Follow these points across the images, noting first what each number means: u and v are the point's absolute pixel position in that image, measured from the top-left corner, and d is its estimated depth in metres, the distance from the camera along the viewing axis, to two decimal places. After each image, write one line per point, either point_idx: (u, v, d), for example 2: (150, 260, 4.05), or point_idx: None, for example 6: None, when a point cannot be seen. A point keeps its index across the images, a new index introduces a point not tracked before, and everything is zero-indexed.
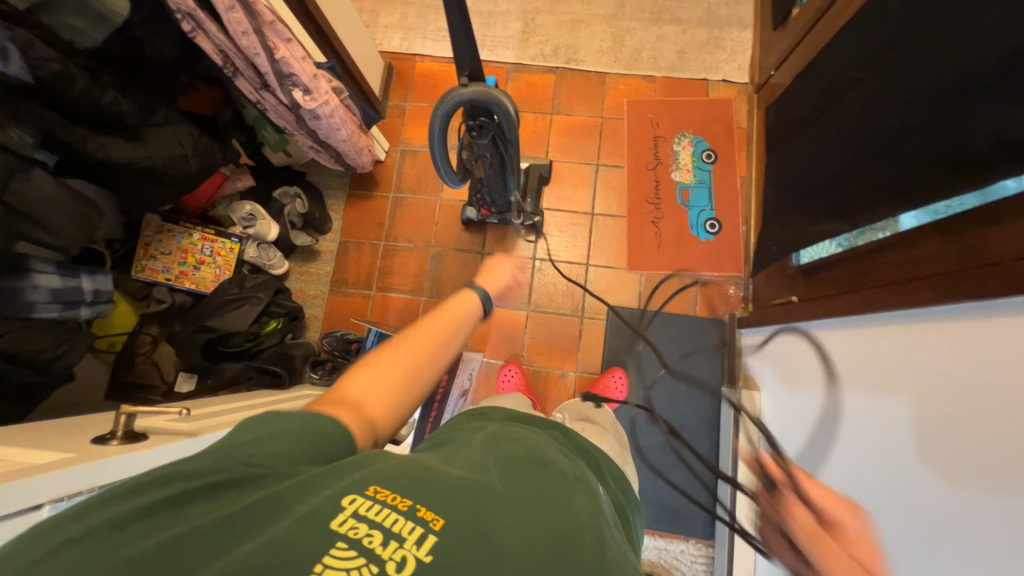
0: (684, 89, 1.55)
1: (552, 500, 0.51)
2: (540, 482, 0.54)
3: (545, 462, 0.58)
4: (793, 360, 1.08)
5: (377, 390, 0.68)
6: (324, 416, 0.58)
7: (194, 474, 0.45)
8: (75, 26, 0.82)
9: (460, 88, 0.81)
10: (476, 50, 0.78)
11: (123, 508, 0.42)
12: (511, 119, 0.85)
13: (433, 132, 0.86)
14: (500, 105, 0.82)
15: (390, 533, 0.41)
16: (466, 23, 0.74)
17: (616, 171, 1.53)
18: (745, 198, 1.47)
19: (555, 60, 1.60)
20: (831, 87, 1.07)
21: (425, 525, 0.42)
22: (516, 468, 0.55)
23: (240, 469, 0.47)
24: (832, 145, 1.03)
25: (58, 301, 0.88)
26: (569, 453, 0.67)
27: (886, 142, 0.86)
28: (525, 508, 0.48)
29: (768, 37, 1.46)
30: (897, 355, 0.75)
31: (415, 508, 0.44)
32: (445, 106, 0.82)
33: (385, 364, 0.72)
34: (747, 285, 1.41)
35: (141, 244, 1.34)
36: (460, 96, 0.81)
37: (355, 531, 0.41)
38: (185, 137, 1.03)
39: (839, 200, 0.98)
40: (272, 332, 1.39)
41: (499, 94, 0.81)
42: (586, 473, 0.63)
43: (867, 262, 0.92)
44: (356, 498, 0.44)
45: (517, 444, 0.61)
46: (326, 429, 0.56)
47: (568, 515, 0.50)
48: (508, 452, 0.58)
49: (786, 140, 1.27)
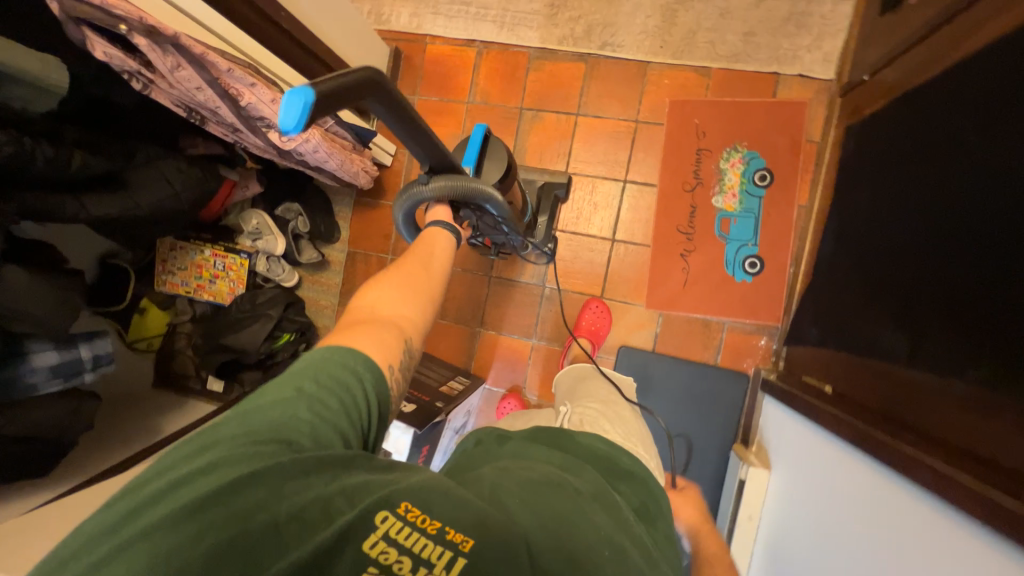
0: (747, 85, 1.25)
1: (576, 522, 0.50)
2: (559, 503, 0.51)
3: (562, 479, 0.56)
4: (806, 441, 0.98)
5: (395, 306, 0.65)
6: (353, 348, 0.55)
7: (237, 462, 0.43)
8: (21, 96, 0.73)
9: (421, 184, 0.70)
10: (432, 143, 0.64)
11: (166, 510, 0.40)
12: (488, 203, 0.74)
13: (397, 222, 0.76)
14: (473, 191, 0.71)
15: (418, 559, 0.41)
16: (411, 122, 0.60)
17: (646, 190, 1.32)
18: (800, 233, 1.23)
19: (586, 45, 1.32)
20: (937, 137, 0.80)
21: (455, 548, 0.42)
22: (534, 492, 0.52)
23: (279, 451, 0.45)
24: (915, 223, 0.80)
25: (59, 375, 0.86)
26: (580, 462, 0.63)
27: (987, 258, 0.64)
28: (545, 528, 0.47)
29: (871, 20, 1.10)
30: (916, 518, 0.65)
31: (444, 530, 0.43)
32: (406, 206, 0.72)
33: (392, 281, 0.69)
34: (782, 339, 1.23)
35: (159, 260, 1.40)
36: (423, 193, 0.70)
37: (385, 557, 0.40)
38: (170, 173, 1.01)
39: (907, 298, 0.77)
40: (286, 345, 1.44)
41: (468, 183, 0.70)
42: (604, 482, 0.61)
43: (908, 390, 0.75)
44: (388, 516, 0.42)
45: (530, 468, 0.57)
46: (358, 372, 0.53)
47: (591, 535, 0.49)
48: (523, 473, 0.55)
49: (861, 179, 1.01)
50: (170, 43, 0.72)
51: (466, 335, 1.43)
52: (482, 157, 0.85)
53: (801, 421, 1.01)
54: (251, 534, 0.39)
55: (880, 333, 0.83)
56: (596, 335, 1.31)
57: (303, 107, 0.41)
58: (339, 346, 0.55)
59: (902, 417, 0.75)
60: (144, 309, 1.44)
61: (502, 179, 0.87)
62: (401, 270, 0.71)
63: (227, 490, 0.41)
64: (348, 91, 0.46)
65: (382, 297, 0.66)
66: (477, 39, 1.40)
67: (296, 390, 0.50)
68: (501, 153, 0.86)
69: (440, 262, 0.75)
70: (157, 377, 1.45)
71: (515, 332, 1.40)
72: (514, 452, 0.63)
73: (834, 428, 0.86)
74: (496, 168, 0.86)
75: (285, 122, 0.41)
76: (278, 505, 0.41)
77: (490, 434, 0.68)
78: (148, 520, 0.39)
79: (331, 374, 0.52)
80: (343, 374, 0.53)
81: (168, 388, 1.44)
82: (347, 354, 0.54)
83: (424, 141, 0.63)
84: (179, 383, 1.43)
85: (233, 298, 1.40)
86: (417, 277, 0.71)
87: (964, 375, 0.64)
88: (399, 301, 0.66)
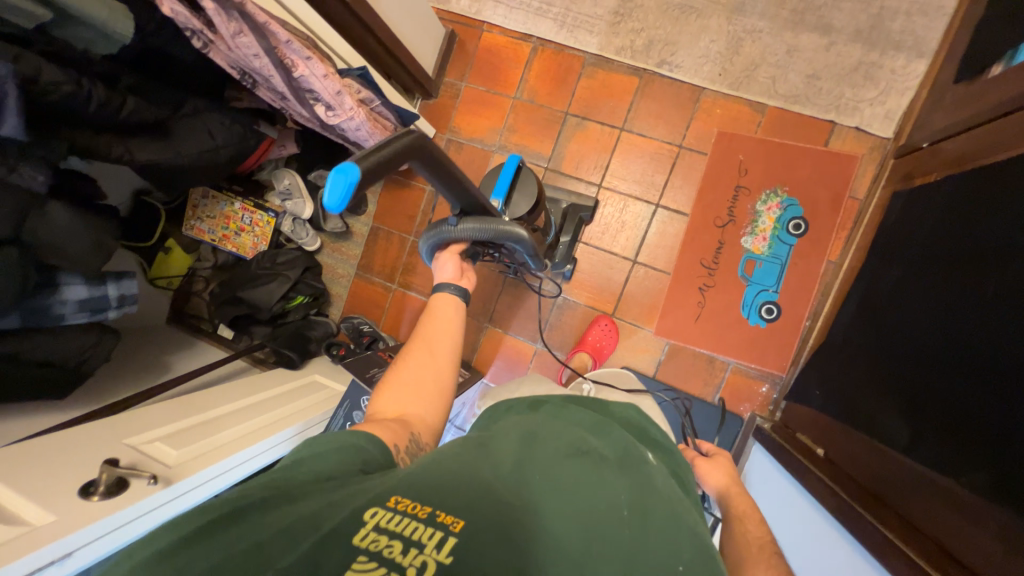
0: (800, 129, 1.22)
1: (593, 487, 0.55)
2: (578, 471, 0.57)
3: (589, 447, 0.62)
4: (784, 501, 1.00)
5: (400, 403, 0.68)
6: (352, 431, 0.58)
7: (222, 503, 0.46)
8: (89, 38, 0.75)
9: (450, 225, 0.76)
10: (464, 190, 0.70)
11: (166, 543, 0.42)
12: (516, 242, 0.78)
13: (422, 251, 0.83)
14: (501, 233, 0.76)
15: (410, 541, 0.42)
16: (446, 173, 0.66)
17: (676, 217, 1.30)
18: (823, 290, 1.21)
19: (644, 60, 1.30)
20: (988, 226, 0.78)
21: (445, 529, 0.44)
22: (560, 459, 0.59)
23: (268, 490, 0.48)
24: (945, 310, 0.79)
25: (86, 309, 0.89)
26: (607, 434, 0.68)
27: (1010, 359, 0.64)
28: (563, 495, 0.53)
29: (942, 84, 1.06)
30: None
31: (435, 514, 0.46)
32: (434, 238, 0.78)
33: (403, 377, 0.72)
34: (784, 391, 1.23)
35: (190, 205, 1.43)
36: (451, 233, 0.76)
37: (376, 544, 0.42)
38: (212, 126, 1.03)
39: (922, 384, 0.77)
40: (297, 307, 1.47)
41: (497, 226, 0.75)
42: (628, 447, 0.66)
43: (897, 476, 0.76)
44: (378, 510, 0.45)
45: (555, 437, 0.63)
46: (359, 445, 0.56)
47: (610, 495, 0.55)
48: (549, 444, 0.61)
49: (898, 247, 0.99)
50: (235, 9, 0.73)
51: (472, 328, 1.45)
52: (514, 188, 0.92)
53: (783, 477, 1.03)
54: (237, 555, 0.40)
55: (885, 412, 0.82)
56: (600, 352, 1.31)
57: (347, 185, 0.48)
58: (342, 431, 0.58)
59: (887, 498, 0.77)
60: (169, 249, 1.46)
61: (530, 209, 0.93)
62: (408, 363, 0.74)
63: (220, 522, 0.44)
64: (383, 166, 0.54)
65: (391, 399, 0.69)
66: (534, 35, 1.37)
67: (293, 459, 0.55)
68: (531, 185, 0.93)
69: (447, 339, 0.78)
70: (174, 313, 1.52)
71: (521, 334, 1.42)
72: (551, 416, 0.70)
73: (820, 494, 0.87)
74: (526, 199, 0.92)
75: (330, 199, 0.48)
76: (269, 527, 0.43)
77: (521, 401, 0.77)
78: (148, 553, 0.42)
79: (327, 443, 0.56)
80: (341, 440, 0.56)
81: (181, 324, 1.50)
82: (343, 435, 0.57)
83: (459, 189, 0.70)
84: (193, 323, 1.50)
85: (256, 253, 1.43)
86: (425, 366, 0.74)
87: (964, 477, 0.64)
88: (406, 397, 0.69)
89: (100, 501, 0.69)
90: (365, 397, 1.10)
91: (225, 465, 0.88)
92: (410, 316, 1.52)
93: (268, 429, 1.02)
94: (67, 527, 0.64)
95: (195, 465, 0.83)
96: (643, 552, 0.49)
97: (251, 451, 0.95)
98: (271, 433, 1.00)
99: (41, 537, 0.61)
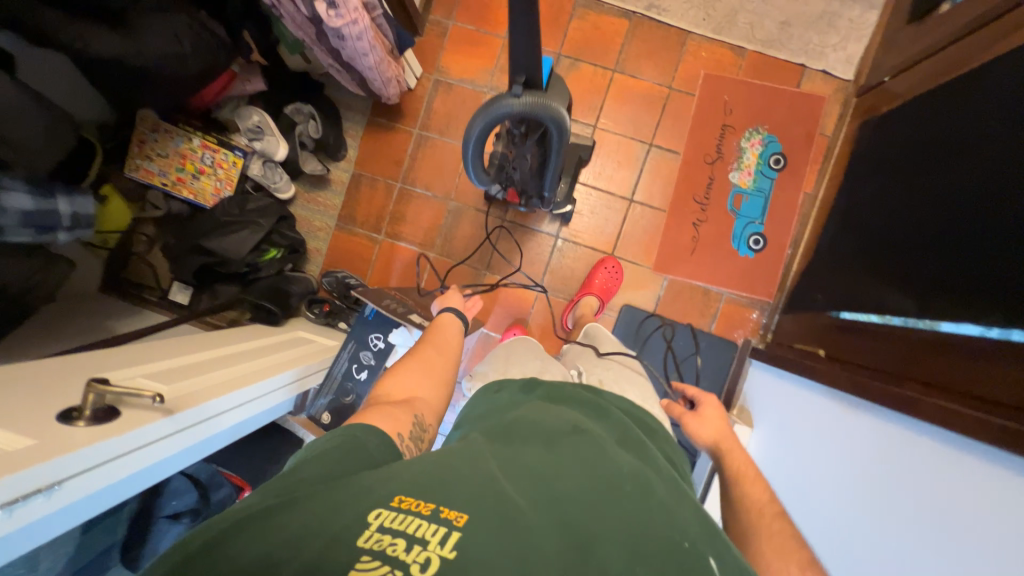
0: (776, 72, 1.32)
1: (594, 462, 0.51)
2: (574, 448, 0.53)
3: (585, 426, 0.58)
4: (783, 404, 1.08)
5: (410, 386, 0.69)
6: (347, 430, 0.54)
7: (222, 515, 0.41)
8: None
9: (509, 97, 0.66)
10: (537, 46, 0.58)
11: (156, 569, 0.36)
12: (566, 132, 0.70)
13: (466, 136, 0.71)
14: (560, 115, 0.67)
15: (413, 538, 0.37)
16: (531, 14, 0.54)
17: (669, 156, 1.35)
18: (802, 219, 1.32)
19: (634, 2, 1.34)
20: (955, 130, 0.89)
21: (448, 524, 0.39)
22: (558, 436, 0.55)
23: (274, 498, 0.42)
24: (932, 201, 0.88)
25: (29, 225, 0.70)
26: (604, 420, 0.65)
27: (1002, 216, 0.73)
28: (561, 472, 0.49)
29: (894, 31, 1.21)
30: (897, 438, 0.77)
31: (438, 509, 0.40)
32: (488, 112, 0.66)
33: (407, 369, 0.73)
34: (773, 314, 1.32)
35: (135, 139, 1.19)
36: (510, 105, 0.65)
37: (378, 544, 0.37)
38: (183, 30, 0.87)
39: (919, 268, 0.86)
40: (271, 262, 1.30)
41: (558, 105, 0.67)
42: (627, 430, 0.63)
43: (909, 351, 0.83)
44: (382, 511, 0.40)
45: (550, 415, 0.59)
46: (366, 443, 0.52)
47: (612, 471, 0.50)
48: (545, 423, 0.57)
49: (872, 167, 1.11)
50: None
51: (470, 276, 1.40)
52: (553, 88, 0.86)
53: (781, 380, 1.12)
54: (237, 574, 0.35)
55: (891, 300, 0.90)
56: (607, 291, 1.30)
57: None
58: (335, 434, 0.53)
59: (904, 373, 0.83)
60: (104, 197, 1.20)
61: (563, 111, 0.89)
62: (418, 357, 0.77)
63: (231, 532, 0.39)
64: None
65: (405, 378, 0.71)
66: None
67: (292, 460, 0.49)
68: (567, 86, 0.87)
69: (453, 348, 0.85)
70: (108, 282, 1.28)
71: (519, 280, 1.38)
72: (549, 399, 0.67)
73: (834, 380, 0.94)
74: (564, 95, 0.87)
75: None
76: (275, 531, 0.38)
77: (512, 385, 0.72)
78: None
79: (340, 434, 0.53)
80: (351, 442, 0.52)
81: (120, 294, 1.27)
82: (364, 432, 0.53)
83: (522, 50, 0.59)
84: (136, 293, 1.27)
85: (220, 200, 1.24)
86: (437, 360, 0.79)
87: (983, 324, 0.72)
88: (418, 383, 0.71)
89: (87, 426, 0.56)
90: (372, 334, 1.07)
91: (224, 405, 0.76)
92: (401, 268, 1.42)
93: (259, 374, 0.89)
94: (51, 449, 0.51)
95: (195, 397, 0.71)
96: (643, 524, 0.44)
97: (245, 394, 0.82)
98: (263, 377, 0.88)
99: (14, 458, 0.48)
